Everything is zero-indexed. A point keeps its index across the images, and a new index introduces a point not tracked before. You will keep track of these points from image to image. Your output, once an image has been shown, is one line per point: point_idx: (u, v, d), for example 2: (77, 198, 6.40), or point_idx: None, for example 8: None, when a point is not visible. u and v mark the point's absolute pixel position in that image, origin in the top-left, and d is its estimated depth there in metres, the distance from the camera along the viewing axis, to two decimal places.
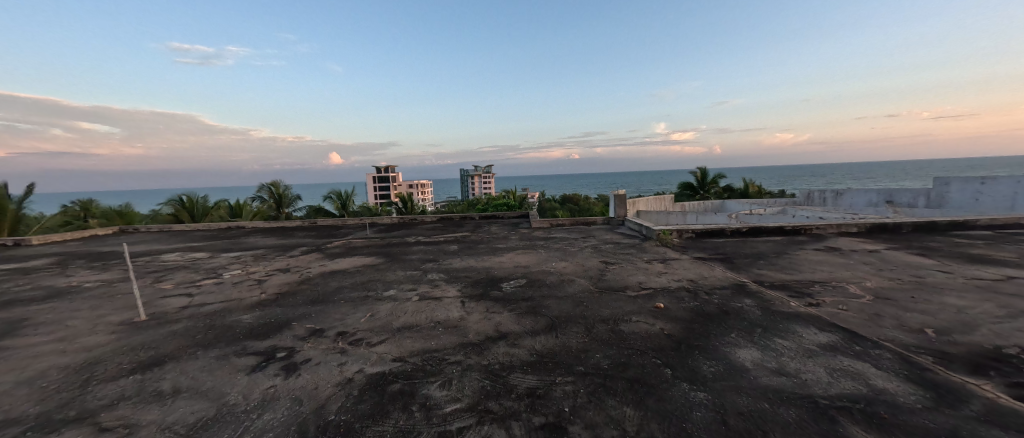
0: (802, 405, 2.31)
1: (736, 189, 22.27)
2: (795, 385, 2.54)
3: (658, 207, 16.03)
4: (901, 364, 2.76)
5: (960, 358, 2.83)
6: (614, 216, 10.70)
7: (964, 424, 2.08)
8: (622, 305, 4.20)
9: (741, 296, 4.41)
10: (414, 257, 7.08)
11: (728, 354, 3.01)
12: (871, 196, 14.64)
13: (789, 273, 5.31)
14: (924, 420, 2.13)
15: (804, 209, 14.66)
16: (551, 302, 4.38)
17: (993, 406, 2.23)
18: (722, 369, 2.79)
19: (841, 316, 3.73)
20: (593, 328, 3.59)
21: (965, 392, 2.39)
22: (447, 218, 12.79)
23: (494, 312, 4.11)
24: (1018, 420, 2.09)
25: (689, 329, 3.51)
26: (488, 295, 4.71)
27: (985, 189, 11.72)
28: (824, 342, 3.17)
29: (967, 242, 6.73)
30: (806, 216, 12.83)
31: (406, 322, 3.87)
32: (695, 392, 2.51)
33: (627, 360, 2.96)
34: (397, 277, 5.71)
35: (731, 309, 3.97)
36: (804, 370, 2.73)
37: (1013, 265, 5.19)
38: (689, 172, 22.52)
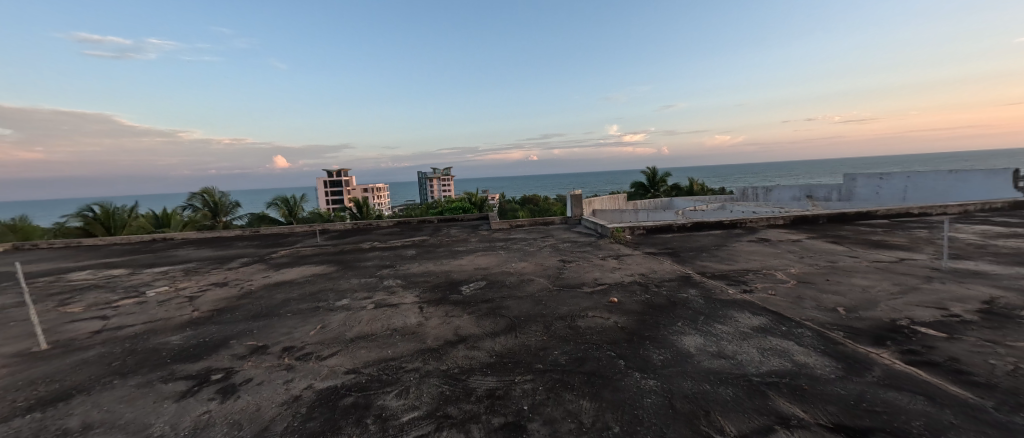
0: (737, 384, 2.53)
1: (682, 188, 23.80)
2: (732, 365, 2.78)
3: (613, 205, 16.72)
4: (819, 340, 3.11)
5: (866, 332, 3.24)
6: (572, 215, 11.00)
7: (867, 388, 2.39)
8: (579, 301, 4.33)
9: (686, 287, 4.74)
10: (370, 264, 6.82)
11: (675, 342, 3.22)
12: (796, 192, 16.28)
13: (728, 263, 5.77)
14: (837, 388, 2.41)
15: (741, 204, 15.99)
16: (510, 302, 4.41)
17: (889, 371, 2.58)
18: (670, 356, 2.97)
19: (771, 300, 4.14)
20: (551, 326, 3.67)
21: (869, 360, 2.75)
22: (404, 222, 12.43)
23: (454, 316, 4.06)
24: (908, 382, 2.44)
25: (641, 320, 3.71)
26: (447, 299, 4.65)
27: (883, 183, 13.56)
28: (757, 325, 3.49)
29: (870, 231, 7.71)
30: (742, 211, 14.00)
31: (360, 331, 3.72)
32: (646, 380, 2.65)
33: (584, 355, 3.06)
34: (350, 285, 5.45)
35: (678, 300, 4.24)
36: (740, 351, 2.99)
37: (905, 249, 6.04)
38: (640, 172, 23.74)
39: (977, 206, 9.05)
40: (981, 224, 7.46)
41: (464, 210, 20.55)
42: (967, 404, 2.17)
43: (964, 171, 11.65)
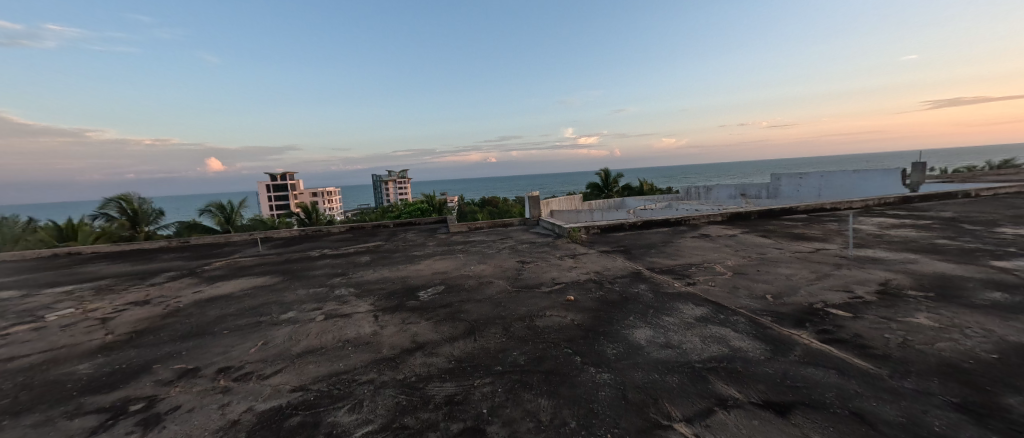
0: (683, 371, 2.71)
1: (633, 188, 25.01)
2: (678, 354, 2.97)
3: (569, 206, 17.19)
4: (751, 326, 3.42)
5: (790, 315, 3.61)
6: (530, 217, 11.14)
7: (790, 366, 2.67)
8: (538, 301, 4.40)
9: (637, 282, 4.98)
10: (319, 273, 6.44)
11: (628, 335, 3.38)
12: (732, 191, 17.70)
13: (674, 258, 6.16)
14: (766, 368, 2.67)
15: (685, 203, 17.15)
16: (469, 305, 4.38)
17: (808, 349, 2.90)
18: (623, 349, 3.12)
19: (711, 291, 4.47)
20: (510, 327, 3.70)
21: (792, 341, 3.06)
22: (357, 227, 11.88)
23: (410, 323, 3.95)
24: (823, 358, 2.75)
25: (596, 317, 3.85)
26: (404, 306, 4.52)
27: (802, 182, 15.27)
28: (699, 315, 3.76)
29: (793, 224, 8.60)
30: (686, 209, 15.01)
31: (308, 345, 3.50)
32: (601, 374, 2.76)
33: (542, 354, 3.12)
34: (297, 296, 5.12)
35: (630, 295, 4.46)
36: (684, 340, 3.22)
37: (821, 240, 6.81)
38: (595, 173, 24.60)
39: (876, 202, 10.41)
40: (880, 217, 8.59)
41: (421, 214, 20.06)
42: (869, 374, 2.49)
43: (867, 171, 13.34)
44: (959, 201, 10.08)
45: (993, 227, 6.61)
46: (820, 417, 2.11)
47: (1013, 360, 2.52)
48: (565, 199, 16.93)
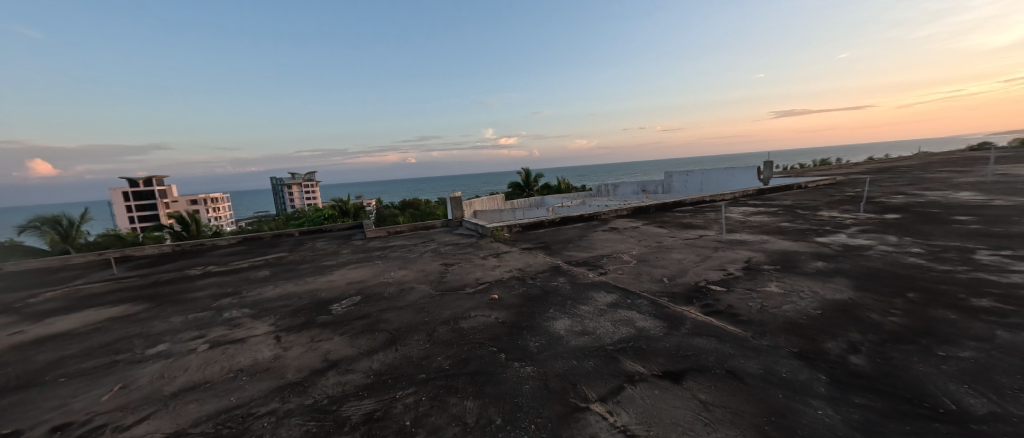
0: (597, 355, 2.94)
1: (552, 187, 26.24)
2: (593, 340, 3.21)
3: (491, 205, 17.35)
4: (653, 307, 3.85)
5: (681, 294, 4.16)
6: (452, 218, 10.97)
7: (683, 339, 3.08)
8: (462, 303, 4.36)
9: (557, 276, 5.25)
10: (201, 294, 5.49)
11: (548, 327, 3.54)
12: (635, 187, 19.67)
13: (588, 251, 6.63)
14: (664, 343, 3.03)
15: (597, 199, 18.57)
16: (389, 314, 4.15)
17: (697, 322, 3.37)
18: (544, 341, 3.26)
19: (620, 278, 4.92)
20: (434, 332, 3.60)
21: (685, 316, 3.53)
22: (252, 238, 10.41)
23: (321, 340, 3.60)
24: (708, 328, 3.23)
25: (519, 313, 3.95)
26: (313, 322, 4.10)
27: (689, 178, 17.65)
28: (610, 301, 4.11)
29: (684, 215, 9.91)
30: (598, 205, 16.26)
31: (189, 381, 2.97)
32: (524, 368, 2.84)
33: (466, 355, 3.10)
34: (172, 324, 4.30)
35: (550, 289, 4.68)
36: (598, 326, 3.48)
37: (704, 227, 7.95)
38: (516, 173, 25.19)
39: (743, 194, 12.53)
40: (745, 207, 10.36)
41: (333, 220, 18.41)
42: (739, 338, 2.99)
43: (736, 169, 15.95)
44: (796, 192, 12.66)
45: (818, 211, 8.45)
46: (705, 379, 2.47)
47: (831, 313, 3.26)
48: (488, 199, 17.06)
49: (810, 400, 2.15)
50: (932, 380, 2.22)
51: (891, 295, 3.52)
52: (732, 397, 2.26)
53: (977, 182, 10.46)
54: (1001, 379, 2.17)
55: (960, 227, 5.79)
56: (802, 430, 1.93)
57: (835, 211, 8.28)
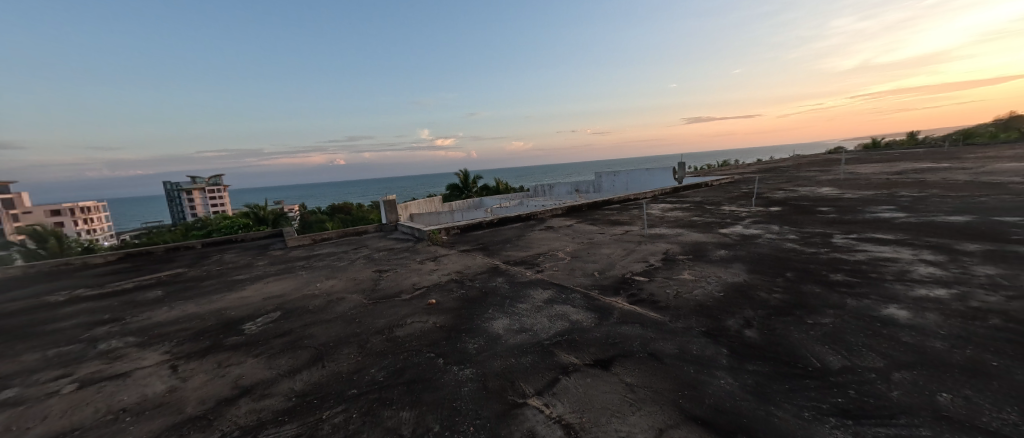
0: (534, 350, 3.02)
1: (490, 188, 26.35)
2: (530, 336, 3.29)
3: (428, 208, 16.89)
4: (585, 300, 4.06)
5: (610, 286, 4.46)
6: (385, 222, 10.48)
7: (612, 328, 3.29)
8: (397, 310, 4.18)
9: (495, 276, 5.28)
10: (69, 324, 4.55)
11: (487, 327, 3.55)
12: (569, 187, 20.58)
13: (525, 250, 6.78)
14: (595, 333, 3.22)
15: (534, 200, 19.08)
16: (315, 328, 3.84)
17: (624, 311, 3.63)
18: (483, 342, 3.26)
19: (555, 275, 5.12)
20: (366, 344, 3.40)
21: (613, 307, 3.78)
22: (141, 253, 8.89)
23: (232, 364, 3.21)
24: (633, 316, 3.50)
25: (457, 316, 3.90)
26: (222, 345, 3.63)
27: (616, 179, 18.93)
28: (547, 297, 4.26)
29: (613, 212, 10.60)
30: (534, 206, 16.69)
31: (51, 431, 2.45)
32: (463, 371, 2.82)
33: (402, 364, 2.98)
34: (25, 364, 3.51)
35: (488, 290, 4.69)
36: (535, 322, 3.58)
37: (631, 224, 8.60)
38: (454, 174, 24.87)
39: (662, 192, 13.79)
40: (664, 204, 11.43)
41: (248, 228, 16.49)
42: (659, 323, 3.28)
43: (656, 169, 17.51)
44: (705, 189, 14.27)
45: (723, 206, 9.61)
46: (631, 363, 2.67)
47: (731, 294, 3.74)
48: (424, 202, 16.57)
49: (715, 372, 2.44)
50: (804, 345, 2.66)
51: (775, 275, 4.15)
52: (653, 376, 2.48)
53: (836, 179, 12.76)
54: (851, 338, 2.67)
55: (824, 216, 7.01)
56: (709, 400, 2.18)
57: (735, 205, 9.50)
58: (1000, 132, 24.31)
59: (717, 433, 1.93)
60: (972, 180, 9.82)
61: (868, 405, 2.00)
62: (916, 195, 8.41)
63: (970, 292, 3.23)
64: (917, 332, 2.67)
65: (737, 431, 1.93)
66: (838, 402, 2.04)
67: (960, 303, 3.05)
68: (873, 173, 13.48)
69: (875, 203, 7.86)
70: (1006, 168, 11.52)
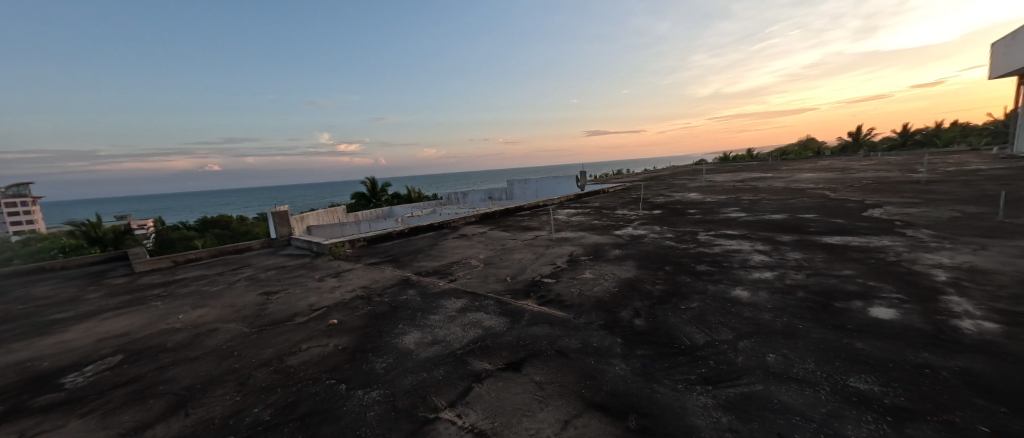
0: (447, 362, 2.96)
1: (401, 196, 25.17)
2: (443, 347, 3.22)
3: (329, 219, 15.36)
4: (498, 305, 4.14)
5: (521, 290, 4.63)
6: (274, 236, 9.23)
7: (524, 331, 3.40)
8: (289, 336, 3.70)
9: (405, 289, 5.05)
10: None
11: (396, 343, 3.37)
12: (482, 195, 20.84)
13: (437, 260, 6.64)
14: (507, 337, 3.30)
15: (448, 208, 18.76)
16: (178, 369, 3.19)
17: (535, 313, 3.79)
18: (392, 360, 3.08)
19: (468, 283, 5.13)
20: (249, 379, 2.95)
21: (524, 310, 3.92)
22: None
23: (48, 431, 2.48)
24: (543, 317, 3.68)
25: (363, 335, 3.62)
26: (31, 407, 2.78)
27: (527, 186, 19.77)
28: (460, 306, 4.22)
29: (524, 218, 11.04)
30: (448, 214, 16.43)
31: None
32: (368, 394, 2.62)
33: (296, 397, 2.65)
34: None
35: (399, 303, 4.47)
36: (448, 333, 3.52)
37: (541, 228, 9.07)
38: (360, 181, 23.15)
39: (568, 199, 14.86)
40: (570, 209, 12.32)
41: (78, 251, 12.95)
42: (565, 320, 3.51)
43: (562, 177, 18.83)
44: (605, 195, 15.79)
45: (619, 210, 10.73)
46: (540, 363, 2.80)
47: (624, 289, 4.20)
48: (325, 212, 15.04)
49: (611, 360, 2.71)
50: (679, 327, 3.11)
51: (658, 269, 4.80)
52: (559, 372, 2.64)
53: (701, 186, 15.33)
54: (711, 318, 3.23)
55: (693, 217, 8.37)
56: (606, 386, 2.41)
57: (627, 210, 10.72)
58: (803, 150, 32.08)
59: (612, 415, 2.15)
60: (787, 186, 12.76)
61: (722, 371, 2.43)
62: (754, 198, 10.56)
63: (786, 273, 4.18)
64: (754, 308, 3.34)
65: (628, 410, 2.16)
66: (702, 372, 2.45)
67: (781, 281, 3.92)
68: (726, 181, 16.60)
69: (729, 205, 9.65)
70: (807, 177, 15.25)
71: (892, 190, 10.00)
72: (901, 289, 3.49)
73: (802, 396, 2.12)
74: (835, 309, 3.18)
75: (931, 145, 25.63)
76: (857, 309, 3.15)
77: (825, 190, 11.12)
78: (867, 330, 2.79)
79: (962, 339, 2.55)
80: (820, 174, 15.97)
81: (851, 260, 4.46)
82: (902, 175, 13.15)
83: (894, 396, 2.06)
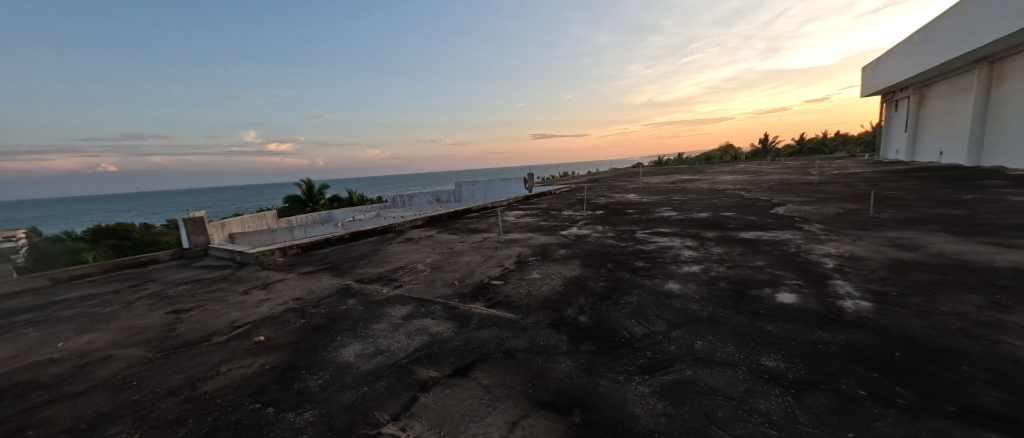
0: (390, 373, 2.83)
1: (342, 200, 23.68)
2: (386, 358, 3.07)
3: (256, 225, 13.95)
4: (445, 310, 4.05)
5: (469, 293, 4.58)
6: (188, 246, 8.16)
7: (472, 335, 3.36)
8: (206, 358, 3.30)
9: (345, 298, 4.75)
10: None
11: (335, 357, 3.15)
12: (429, 197, 20.33)
13: (381, 266, 6.35)
14: (455, 342, 3.24)
15: (392, 211, 17.99)
16: (58, 409, 2.69)
17: (483, 316, 3.76)
18: (329, 375, 2.87)
19: (413, 288, 4.96)
20: (154, 412, 2.57)
21: (471, 314, 3.88)
22: None
23: None
24: (491, 319, 3.66)
25: (295, 350, 3.33)
26: None
27: (476, 189, 19.72)
28: (405, 313, 4.05)
29: (473, 221, 10.96)
30: (393, 217, 15.76)
31: None
32: (301, 415, 2.42)
33: (213, 427, 2.37)
34: None
35: (337, 314, 4.18)
36: (392, 342, 3.36)
37: (489, 231, 9.06)
38: (293, 183, 21.39)
39: (515, 200, 15.01)
40: (518, 211, 12.48)
41: None
42: (513, 322, 3.54)
43: (510, 179, 19.02)
44: (551, 197, 16.22)
45: (565, 211, 11.07)
46: (488, 366, 2.78)
47: (569, 287, 4.33)
48: (251, 218, 13.64)
49: (557, 358, 2.78)
50: (619, 321, 3.28)
51: (600, 267, 5.03)
52: (507, 374, 2.64)
53: (638, 188, 16.35)
54: (648, 311, 3.45)
55: (632, 217, 8.90)
56: (552, 384, 2.47)
57: (572, 211, 11.09)
58: (723, 155, 35.67)
59: (558, 412, 2.20)
60: (712, 187, 14.07)
61: (657, 360, 2.61)
62: (684, 199, 11.52)
63: (711, 265, 4.62)
64: (684, 299, 3.64)
65: (573, 405, 2.23)
66: (639, 362, 2.61)
67: (707, 274, 4.31)
68: (660, 182, 17.96)
69: (663, 205, 10.41)
70: (727, 179, 16.98)
71: (793, 190, 11.48)
72: (800, 276, 4.03)
73: (724, 377, 2.35)
74: (750, 297, 3.57)
75: (821, 150, 29.92)
76: (767, 295, 3.56)
77: (741, 190, 12.46)
78: (775, 313, 3.16)
79: (846, 317, 3.00)
80: (738, 176, 17.85)
81: (762, 252, 5.05)
82: (800, 178, 15.18)
83: (795, 370, 2.36)
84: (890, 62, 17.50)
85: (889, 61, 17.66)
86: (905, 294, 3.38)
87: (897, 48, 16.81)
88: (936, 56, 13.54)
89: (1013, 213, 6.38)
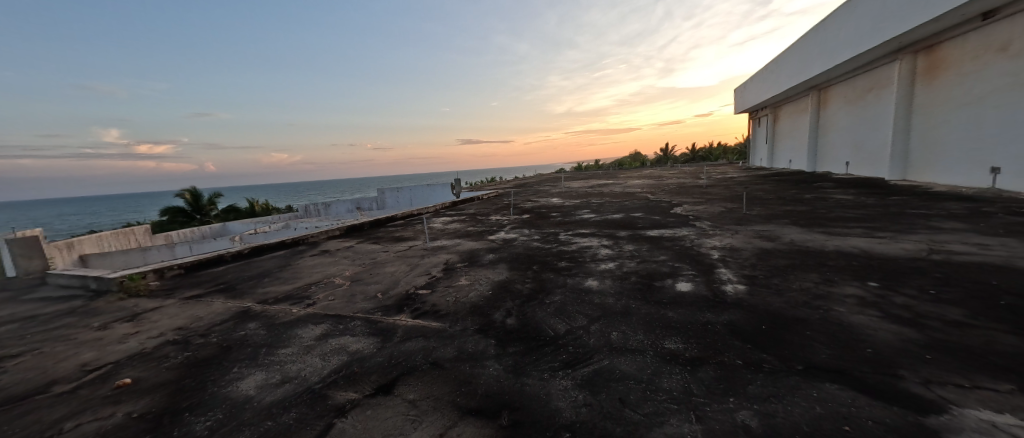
0: (302, 401, 2.55)
1: (240, 211, 20.87)
2: (296, 385, 2.76)
3: (120, 243, 11.51)
4: (366, 325, 3.79)
5: (393, 305, 4.36)
6: (17, 275, 6.39)
7: (396, 349, 3.18)
8: (44, 415, 2.61)
9: (244, 323, 4.16)
10: None
11: (229, 392, 2.74)
12: (348, 205, 18.95)
13: (290, 283, 5.70)
14: (377, 358, 3.05)
15: (304, 221, 16.37)
16: None
17: (409, 328, 3.61)
18: (222, 414, 2.49)
19: (330, 305, 4.55)
20: None
21: (395, 326, 3.69)
22: None
23: None
24: (417, 330, 3.53)
25: (176, 390, 2.82)
26: None
27: (400, 195, 18.87)
28: (319, 333, 3.70)
29: (397, 229, 10.48)
30: (305, 228, 14.31)
31: None
32: None
33: None
34: None
35: (234, 342, 3.65)
36: (303, 367, 3.03)
37: (414, 238, 8.74)
38: (176, 193, 18.29)
39: (442, 207, 14.75)
40: (445, 217, 12.27)
41: None
42: (440, 330, 3.46)
43: (436, 185, 18.65)
44: (478, 202, 16.26)
45: (493, 216, 11.20)
46: (414, 379, 2.68)
47: (497, 292, 4.37)
48: (112, 235, 11.20)
49: (485, 363, 2.78)
50: (544, 320, 3.42)
51: (526, 269, 5.18)
52: (434, 385, 2.57)
53: (560, 192, 17.27)
54: (571, 308, 3.64)
55: (555, 220, 9.36)
56: (480, 389, 2.47)
57: (499, 215, 11.26)
58: (632, 161, 39.52)
59: (486, 417, 2.20)
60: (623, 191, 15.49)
61: (577, 355, 2.77)
62: (601, 201, 12.46)
63: (626, 262, 5.04)
64: (601, 294, 3.93)
65: (500, 408, 2.25)
66: (562, 358, 2.74)
67: (621, 270, 4.71)
68: (579, 186, 19.26)
69: (583, 208, 11.12)
70: (636, 183, 18.82)
71: (687, 192, 13.21)
72: (695, 267, 4.62)
73: (634, 362, 2.59)
74: (655, 288, 3.99)
75: (707, 157, 35.12)
76: (669, 285, 4.03)
77: (647, 193, 13.92)
78: (675, 301, 3.58)
79: (728, 299, 3.53)
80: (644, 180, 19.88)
81: (666, 248, 5.69)
82: (692, 181, 17.49)
83: (690, 349, 2.70)
84: (753, 87, 21.19)
85: (752, 85, 21.32)
86: (769, 276, 4.09)
87: (757, 75, 20.42)
88: (784, 82, 16.74)
89: (838, 208, 8.15)
